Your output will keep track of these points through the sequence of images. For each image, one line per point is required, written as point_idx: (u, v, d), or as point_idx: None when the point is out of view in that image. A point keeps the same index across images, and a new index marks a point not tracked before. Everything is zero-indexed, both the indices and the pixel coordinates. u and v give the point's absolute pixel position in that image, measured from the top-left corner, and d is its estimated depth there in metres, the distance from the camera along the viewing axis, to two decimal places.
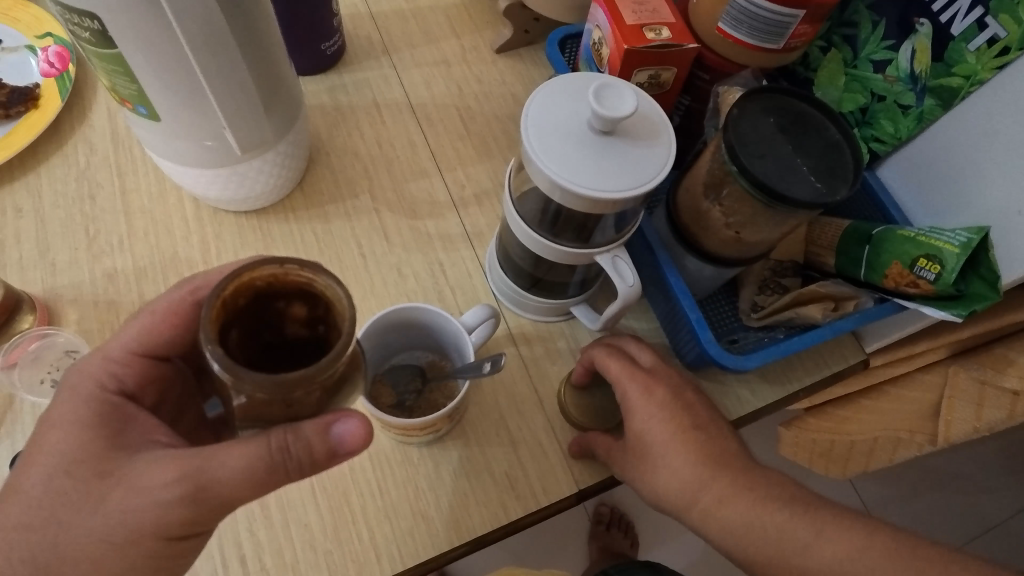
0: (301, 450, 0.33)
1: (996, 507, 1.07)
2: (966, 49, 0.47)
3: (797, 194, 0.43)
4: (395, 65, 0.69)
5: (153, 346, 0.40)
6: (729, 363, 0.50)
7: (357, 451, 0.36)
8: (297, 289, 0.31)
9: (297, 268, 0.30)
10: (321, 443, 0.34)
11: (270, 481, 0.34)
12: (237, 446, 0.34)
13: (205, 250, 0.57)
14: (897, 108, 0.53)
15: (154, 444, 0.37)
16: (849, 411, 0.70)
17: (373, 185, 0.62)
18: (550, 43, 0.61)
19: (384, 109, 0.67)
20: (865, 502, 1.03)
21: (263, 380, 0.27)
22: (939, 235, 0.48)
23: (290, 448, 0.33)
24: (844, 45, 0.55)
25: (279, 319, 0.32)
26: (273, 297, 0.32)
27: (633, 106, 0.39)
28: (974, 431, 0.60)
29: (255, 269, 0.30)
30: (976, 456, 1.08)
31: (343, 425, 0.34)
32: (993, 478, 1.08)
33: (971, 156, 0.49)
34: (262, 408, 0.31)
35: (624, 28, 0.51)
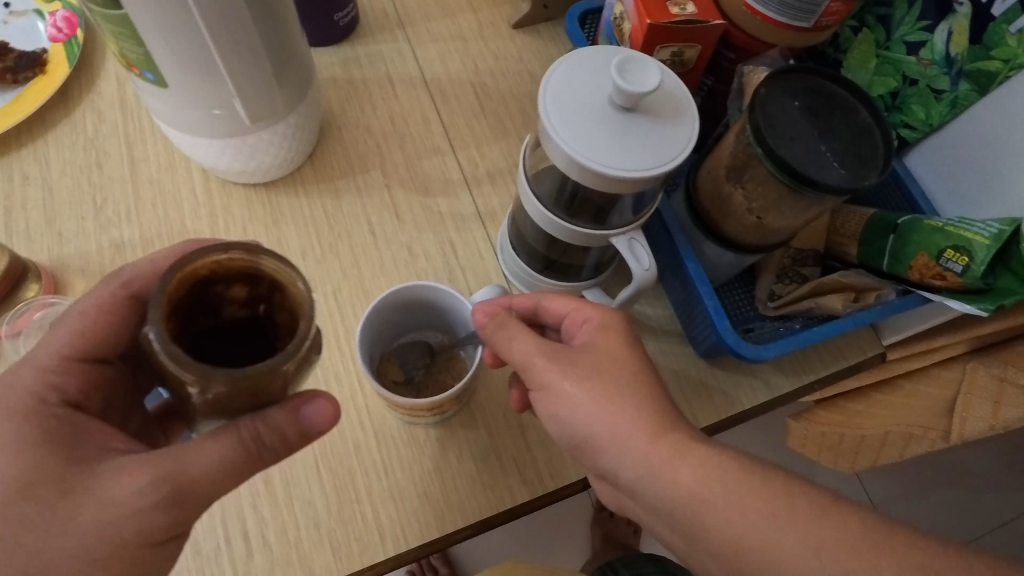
0: (273, 437, 0.34)
1: (1007, 506, 1.05)
2: (1008, 31, 0.45)
3: (826, 179, 0.41)
4: (409, 38, 0.68)
5: (94, 338, 0.37)
6: (745, 352, 0.49)
7: (328, 430, 0.37)
8: (242, 277, 0.31)
9: (241, 253, 0.30)
10: (292, 426, 0.34)
11: (244, 471, 0.34)
12: (207, 443, 0.33)
13: (213, 223, 0.56)
14: (931, 92, 0.51)
15: (111, 451, 0.35)
16: (863, 405, 0.68)
17: (385, 161, 0.61)
18: (570, 18, 0.59)
19: (397, 84, 0.65)
20: (872, 496, 1.02)
21: (225, 376, 0.27)
22: (969, 225, 0.47)
23: (263, 438, 0.34)
24: (877, 25, 0.53)
25: (219, 304, 0.31)
26: (216, 288, 0.31)
27: (658, 83, 0.37)
28: (989, 429, 0.58)
29: (197, 261, 0.30)
30: (988, 453, 1.06)
31: (311, 407, 0.35)
32: (1004, 476, 1.06)
33: (1007, 144, 0.47)
34: (230, 401, 0.30)
35: (648, 2, 0.49)
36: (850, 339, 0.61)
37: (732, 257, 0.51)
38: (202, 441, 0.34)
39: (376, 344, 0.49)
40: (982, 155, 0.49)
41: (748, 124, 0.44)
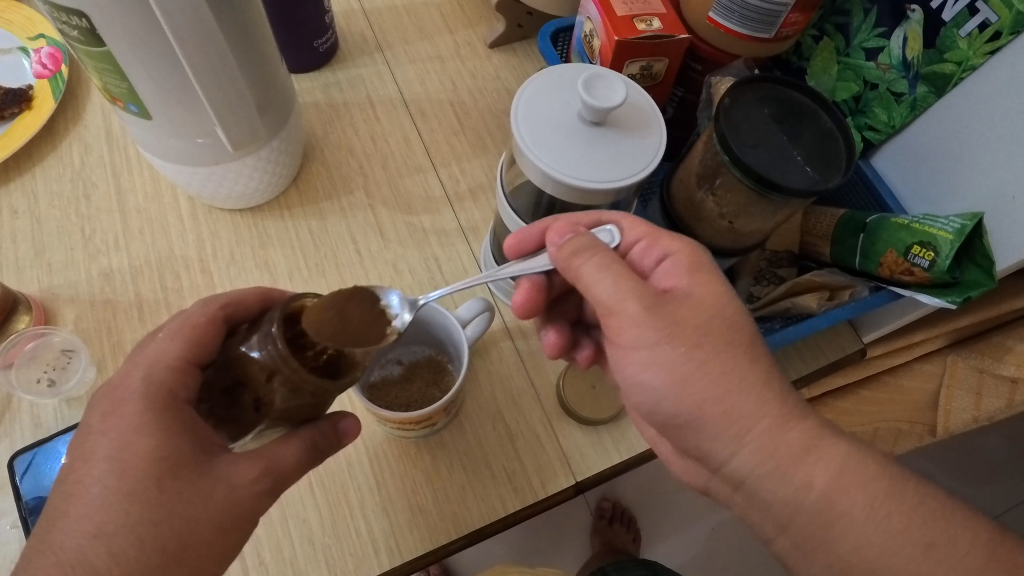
0: (324, 440, 0.39)
1: None
2: (958, 35, 0.47)
3: (790, 183, 0.43)
4: (388, 61, 0.70)
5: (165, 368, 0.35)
6: None
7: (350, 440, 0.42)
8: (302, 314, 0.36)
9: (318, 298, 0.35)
10: (331, 432, 0.40)
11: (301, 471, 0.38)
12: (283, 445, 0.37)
13: (201, 248, 0.57)
14: (891, 95, 0.53)
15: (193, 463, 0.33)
16: (850, 403, 0.67)
17: (369, 181, 0.62)
18: (542, 37, 0.60)
19: (378, 106, 0.67)
20: None
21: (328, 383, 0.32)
22: (934, 221, 0.48)
23: (318, 443, 0.39)
24: (837, 34, 0.55)
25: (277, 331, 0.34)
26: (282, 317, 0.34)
27: (624, 96, 0.38)
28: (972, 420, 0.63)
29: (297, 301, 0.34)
30: None
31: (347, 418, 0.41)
32: None
33: (967, 142, 0.49)
34: (296, 408, 0.35)
35: (615, 20, 0.51)
36: (830, 337, 0.62)
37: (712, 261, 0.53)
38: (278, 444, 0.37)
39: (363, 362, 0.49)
40: (943, 153, 0.51)
41: (715, 132, 0.45)
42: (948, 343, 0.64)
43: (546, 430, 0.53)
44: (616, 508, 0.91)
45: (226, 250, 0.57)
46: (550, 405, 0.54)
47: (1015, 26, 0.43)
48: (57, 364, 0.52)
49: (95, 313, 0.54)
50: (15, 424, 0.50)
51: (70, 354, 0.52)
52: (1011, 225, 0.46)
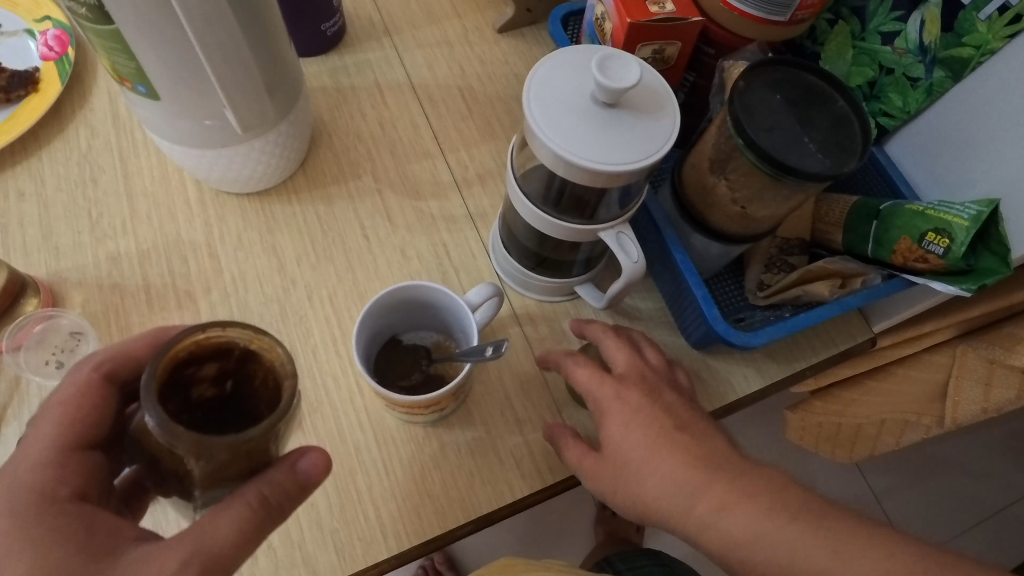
0: (277, 493, 0.34)
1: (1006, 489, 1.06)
2: (977, 18, 0.46)
3: (805, 167, 0.42)
4: (396, 45, 0.69)
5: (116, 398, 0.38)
6: (736, 340, 0.50)
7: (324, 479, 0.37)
8: (217, 350, 0.32)
9: (217, 330, 0.32)
10: (289, 477, 0.35)
11: (257, 534, 0.34)
12: (218, 514, 0.33)
13: (208, 232, 0.57)
14: (906, 80, 0.52)
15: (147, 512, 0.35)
16: (856, 393, 0.68)
17: (377, 167, 0.62)
18: (552, 20, 0.59)
19: (386, 90, 0.66)
20: (874, 487, 1.02)
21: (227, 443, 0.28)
22: (949, 208, 0.48)
23: (269, 498, 0.34)
24: (852, 17, 0.54)
25: (187, 384, 0.31)
26: (182, 364, 0.32)
27: (638, 77, 0.38)
28: (981, 411, 0.60)
29: (176, 344, 0.31)
30: (986, 437, 1.07)
31: (307, 457, 0.36)
32: (1003, 460, 1.07)
33: (985, 127, 0.48)
34: (223, 468, 0.32)
35: (628, 2, 0.50)
36: (840, 325, 0.62)
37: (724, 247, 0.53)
38: (213, 515, 0.33)
39: (371, 348, 0.50)
40: (958, 139, 0.50)
41: (728, 115, 0.45)
42: (959, 332, 0.61)
43: (554, 416, 0.52)
44: None
45: (234, 234, 0.57)
46: (558, 392, 0.53)
47: None
48: (65, 347, 0.52)
49: (103, 296, 0.54)
50: (23, 406, 0.50)
51: (78, 337, 0.52)
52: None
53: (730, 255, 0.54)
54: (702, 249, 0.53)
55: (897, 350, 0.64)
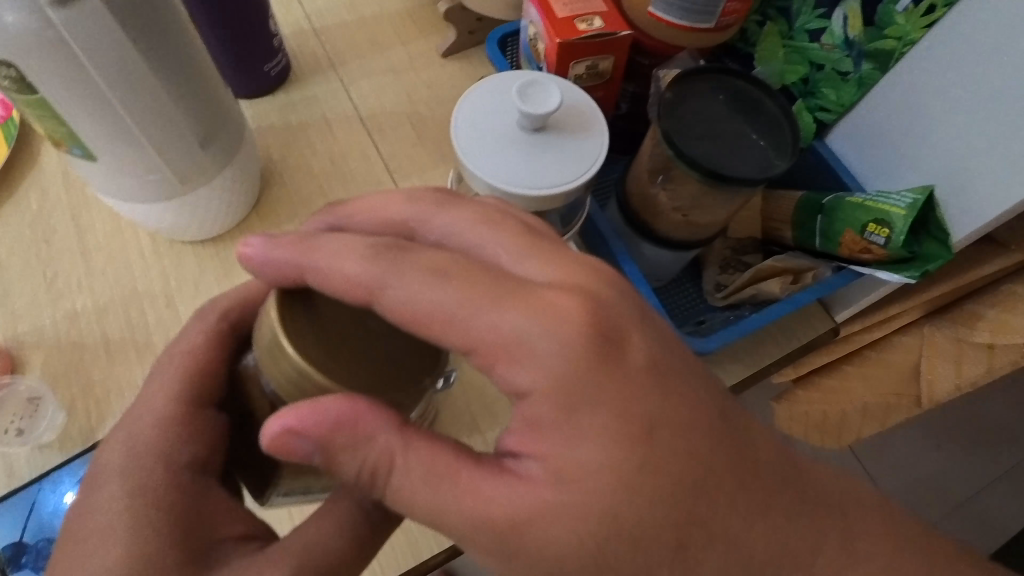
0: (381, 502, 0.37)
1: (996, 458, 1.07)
2: (896, 11, 0.47)
3: (738, 173, 0.43)
4: (342, 77, 0.69)
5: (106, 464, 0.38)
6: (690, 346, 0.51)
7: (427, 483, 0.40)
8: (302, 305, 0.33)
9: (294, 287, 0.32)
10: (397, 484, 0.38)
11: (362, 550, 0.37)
12: (316, 521, 0.36)
13: (166, 281, 0.57)
14: (837, 75, 0.53)
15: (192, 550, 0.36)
16: (836, 379, 0.67)
17: (331, 201, 0.62)
18: (490, 43, 0.60)
19: (335, 123, 0.66)
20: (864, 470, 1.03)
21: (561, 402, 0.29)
22: (886, 198, 0.48)
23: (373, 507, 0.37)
24: (779, 17, 0.55)
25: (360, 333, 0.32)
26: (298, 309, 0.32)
27: (559, 101, 0.38)
28: (955, 389, 0.61)
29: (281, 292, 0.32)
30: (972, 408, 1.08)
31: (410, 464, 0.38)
32: (990, 429, 1.08)
33: (914, 117, 0.48)
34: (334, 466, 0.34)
35: (556, 22, 0.51)
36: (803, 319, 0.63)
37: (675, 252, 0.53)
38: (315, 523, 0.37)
39: None
40: (888, 130, 0.51)
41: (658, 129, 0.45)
42: (926, 313, 0.64)
43: None
44: None
45: (191, 281, 0.57)
46: None
47: None
48: (27, 413, 0.51)
49: (63, 355, 0.54)
50: None
51: (39, 401, 0.52)
52: (961, 196, 0.46)
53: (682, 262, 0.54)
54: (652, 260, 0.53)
55: (867, 333, 0.65)
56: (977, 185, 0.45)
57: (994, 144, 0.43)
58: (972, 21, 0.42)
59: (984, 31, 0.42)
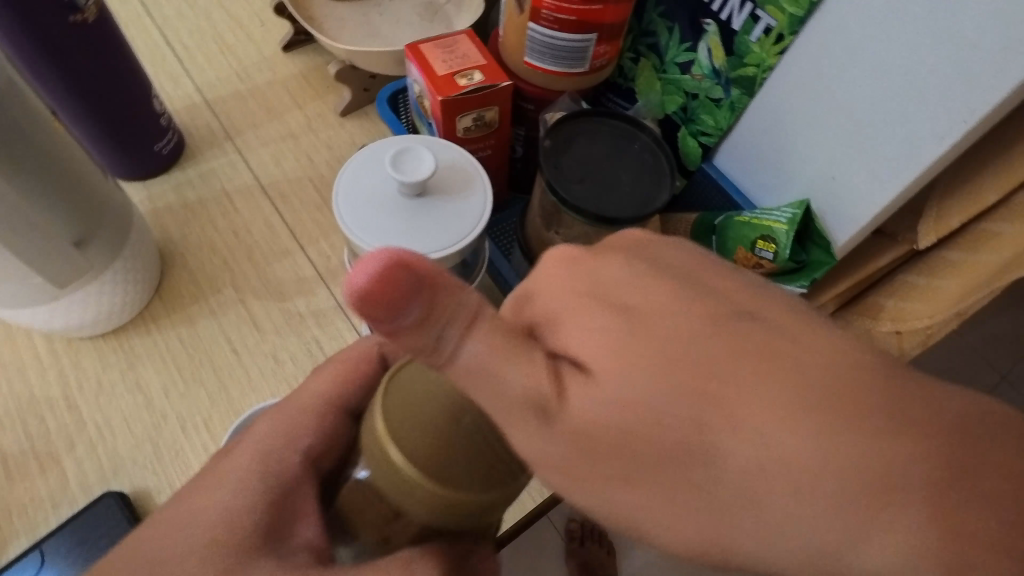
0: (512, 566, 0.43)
1: None
2: (750, 41, 0.50)
3: (621, 212, 0.44)
4: (239, 148, 0.69)
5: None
6: None
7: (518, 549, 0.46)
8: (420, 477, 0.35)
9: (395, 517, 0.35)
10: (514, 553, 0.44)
11: None
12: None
13: (65, 384, 0.55)
14: (711, 102, 0.56)
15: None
16: None
17: (236, 276, 0.61)
18: (380, 102, 0.61)
19: (235, 196, 0.65)
20: None
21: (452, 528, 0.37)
22: (768, 215, 0.51)
23: None
24: (651, 53, 0.57)
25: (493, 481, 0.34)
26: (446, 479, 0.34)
27: (431, 166, 0.39)
28: None
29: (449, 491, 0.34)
30: None
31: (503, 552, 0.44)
32: None
33: (786, 134, 0.52)
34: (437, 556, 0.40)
35: (436, 80, 0.52)
36: None
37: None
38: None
39: None
40: (767, 147, 0.54)
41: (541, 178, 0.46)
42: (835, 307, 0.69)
43: None
44: None
45: (92, 379, 0.55)
46: None
47: (793, 26, 0.47)
48: None
49: None
50: None
51: None
52: (842, 200, 0.50)
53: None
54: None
55: None
56: (853, 188, 0.49)
57: (862, 149, 0.47)
58: (818, 44, 0.46)
59: (832, 51, 0.46)
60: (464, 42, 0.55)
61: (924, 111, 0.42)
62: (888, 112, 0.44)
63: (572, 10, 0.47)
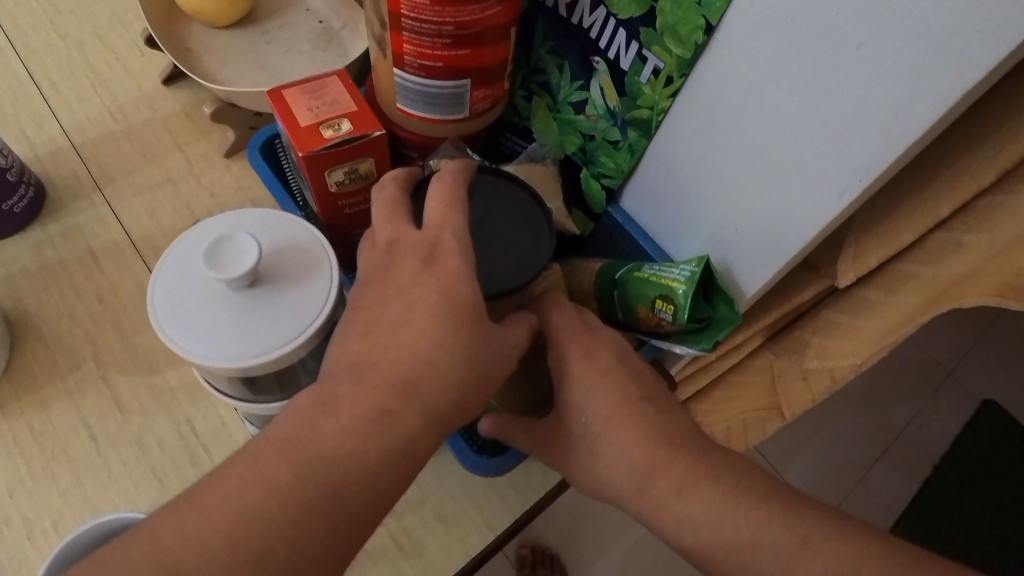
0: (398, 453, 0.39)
1: (885, 428, 1.13)
2: (640, 82, 0.45)
3: (491, 288, 0.40)
4: (109, 199, 0.62)
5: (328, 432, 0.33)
6: (485, 469, 0.47)
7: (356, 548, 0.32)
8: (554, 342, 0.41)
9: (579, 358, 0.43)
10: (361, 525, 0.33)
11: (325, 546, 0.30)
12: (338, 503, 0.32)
13: None
14: (609, 143, 0.51)
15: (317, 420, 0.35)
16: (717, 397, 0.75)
17: (99, 350, 0.54)
18: (252, 150, 0.55)
19: (102, 255, 0.59)
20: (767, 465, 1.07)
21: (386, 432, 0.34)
22: (669, 271, 0.47)
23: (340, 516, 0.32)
24: (543, 91, 0.52)
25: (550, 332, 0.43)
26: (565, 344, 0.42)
27: (254, 256, 0.35)
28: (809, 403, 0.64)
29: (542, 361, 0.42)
30: (856, 391, 1.13)
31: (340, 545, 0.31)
32: (875, 405, 1.13)
33: (687, 181, 0.48)
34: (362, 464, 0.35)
35: (299, 131, 0.47)
36: None
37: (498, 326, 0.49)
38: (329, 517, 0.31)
39: None
40: (670, 191, 0.50)
41: None
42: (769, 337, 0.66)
43: None
44: (535, 554, 0.94)
45: None
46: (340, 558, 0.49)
47: (682, 69, 0.42)
48: None
49: None
50: None
51: None
52: (747, 251, 0.47)
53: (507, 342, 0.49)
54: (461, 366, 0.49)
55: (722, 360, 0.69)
56: (756, 240, 0.46)
57: (760, 202, 0.44)
58: (709, 90, 0.42)
59: (722, 97, 0.42)
60: (334, 86, 0.49)
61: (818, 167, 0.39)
62: (783, 165, 0.41)
63: (437, 56, 0.42)
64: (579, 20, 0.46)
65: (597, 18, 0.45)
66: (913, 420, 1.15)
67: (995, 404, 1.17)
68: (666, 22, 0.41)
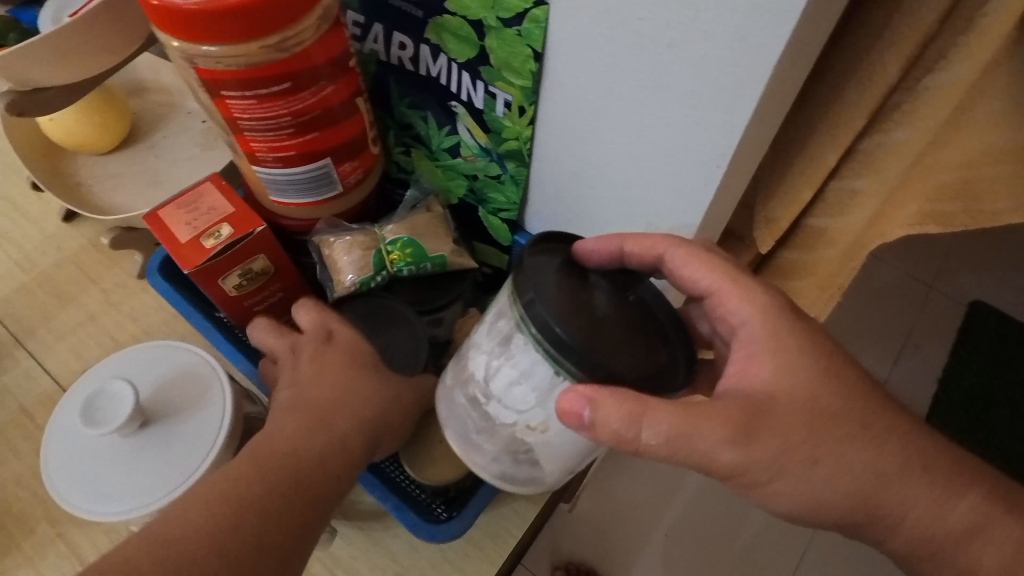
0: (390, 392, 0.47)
1: (885, 350, 1.12)
2: (499, 117, 0.45)
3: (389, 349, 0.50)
4: (33, 351, 0.62)
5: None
6: (444, 534, 0.46)
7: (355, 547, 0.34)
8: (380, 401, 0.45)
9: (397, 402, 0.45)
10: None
11: None
12: None
13: None
14: (493, 179, 0.51)
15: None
16: None
17: (52, 510, 0.54)
18: (150, 274, 0.54)
19: (35, 411, 0.59)
20: None
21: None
22: None
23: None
24: (418, 144, 0.52)
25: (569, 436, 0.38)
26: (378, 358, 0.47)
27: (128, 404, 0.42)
28: None
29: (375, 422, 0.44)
30: (844, 323, 1.13)
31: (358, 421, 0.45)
32: (868, 333, 1.13)
33: (572, 195, 0.48)
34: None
35: (181, 248, 0.46)
36: None
37: (630, 306, 0.36)
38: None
39: None
40: (567, 212, 0.49)
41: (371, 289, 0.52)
42: None
43: None
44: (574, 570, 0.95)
45: None
46: None
47: (529, 97, 0.42)
48: None
49: None
50: None
51: None
52: (660, 195, 0.42)
53: (594, 350, 0.34)
54: (500, 374, 0.38)
55: None
56: (672, 162, 0.40)
57: (655, 128, 0.38)
58: (560, 113, 0.42)
59: (587, 42, 0.37)
60: (208, 193, 0.49)
61: (688, 163, 0.39)
62: (669, 87, 0.36)
63: (288, 146, 0.42)
64: (426, 71, 0.46)
65: (441, 66, 0.45)
66: (909, 336, 1.14)
67: (986, 305, 1.17)
68: (499, 57, 0.41)
